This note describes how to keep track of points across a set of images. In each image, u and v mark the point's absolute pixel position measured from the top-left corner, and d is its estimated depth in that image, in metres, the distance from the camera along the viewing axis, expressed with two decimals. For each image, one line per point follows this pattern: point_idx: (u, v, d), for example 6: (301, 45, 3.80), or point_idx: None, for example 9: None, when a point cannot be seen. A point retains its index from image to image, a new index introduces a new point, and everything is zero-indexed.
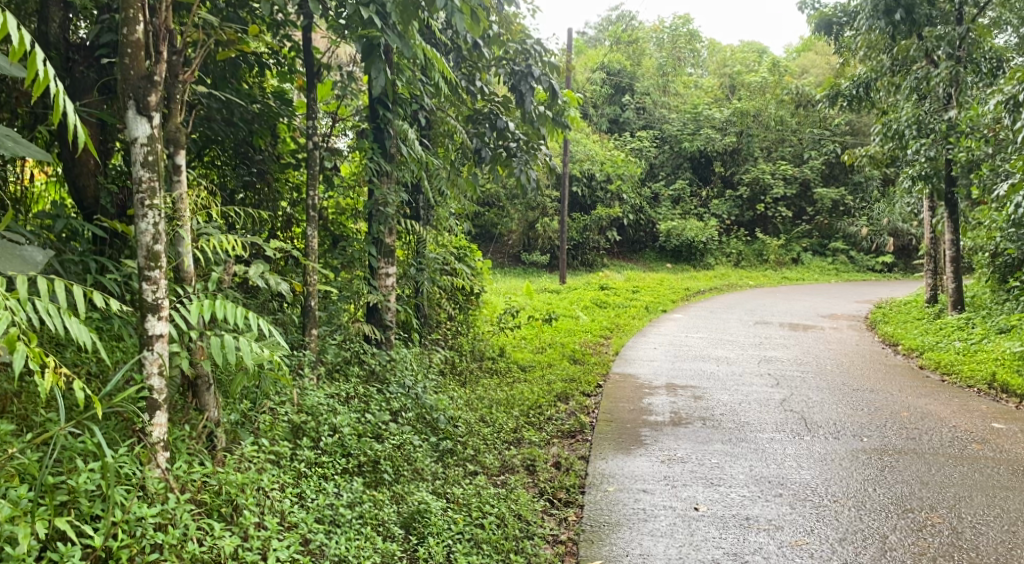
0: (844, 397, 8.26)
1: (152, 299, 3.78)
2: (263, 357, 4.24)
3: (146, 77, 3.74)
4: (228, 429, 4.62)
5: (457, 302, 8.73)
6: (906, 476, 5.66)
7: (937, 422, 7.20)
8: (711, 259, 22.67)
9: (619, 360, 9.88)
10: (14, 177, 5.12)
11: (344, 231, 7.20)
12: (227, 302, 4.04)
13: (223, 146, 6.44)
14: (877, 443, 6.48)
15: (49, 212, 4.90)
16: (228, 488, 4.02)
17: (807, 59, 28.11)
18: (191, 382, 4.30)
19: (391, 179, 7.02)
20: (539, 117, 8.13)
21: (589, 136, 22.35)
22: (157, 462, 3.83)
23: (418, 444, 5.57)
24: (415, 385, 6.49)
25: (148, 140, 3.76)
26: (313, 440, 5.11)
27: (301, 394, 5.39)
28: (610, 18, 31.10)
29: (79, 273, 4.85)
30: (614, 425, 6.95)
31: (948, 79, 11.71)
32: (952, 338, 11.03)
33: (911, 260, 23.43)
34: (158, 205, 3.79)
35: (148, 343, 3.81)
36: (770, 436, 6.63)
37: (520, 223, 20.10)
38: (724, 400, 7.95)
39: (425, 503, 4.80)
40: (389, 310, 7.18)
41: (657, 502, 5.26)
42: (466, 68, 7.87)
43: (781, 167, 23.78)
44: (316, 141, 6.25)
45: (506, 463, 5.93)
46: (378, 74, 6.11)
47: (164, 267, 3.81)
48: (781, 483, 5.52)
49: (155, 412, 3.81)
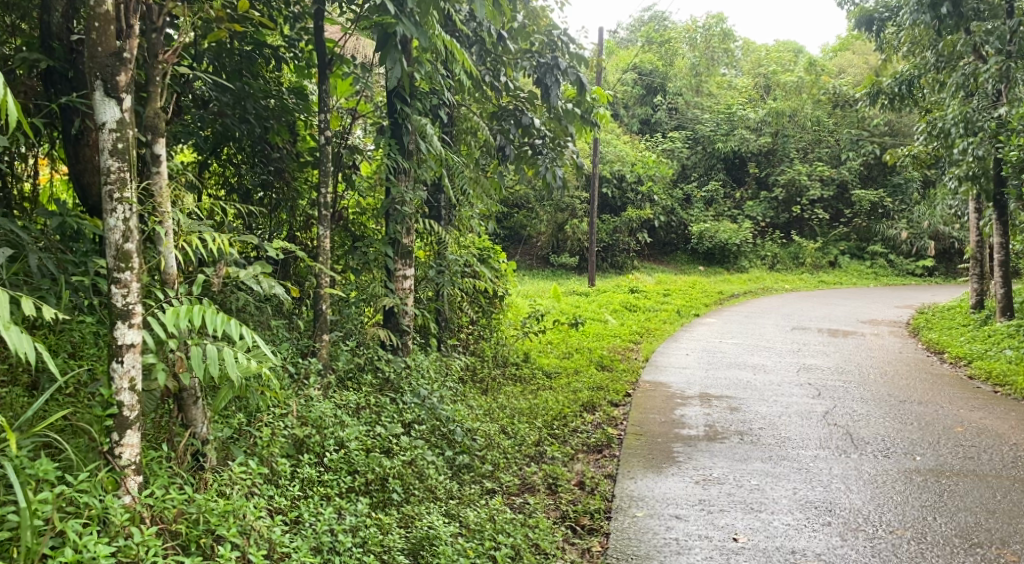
0: (891, 410, 7.71)
1: (122, 304, 3.41)
2: (252, 369, 3.81)
3: (116, 54, 3.38)
4: (219, 446, 4.23)
5: (479, 305, 8.32)
6: (970, 503, 5.14)
7: (996, 440, 6.64)
8: (744, 262, 22.04)
9: (649, 367, 9.40)
10: (27, 177, 4.99)
11: (364, 231, 6.71)
12: (206, 307, 3.59)
13: (239, 143, 6.05)
14: (932, 463, 5.96)
15: (53, 209, 4.47)
16: (209, 518, 3.63)
17: (843, 58, 27.34)
18: (176, 395, 3.93)
19: (408, 177, 6.58)
20: (568, 114, 7.63)
21: (619, 136, 21.98)
22: (126, 488, 3.47)
23: (431, 459, 5.15)
24: (431, 394, 6.02)
25: (118, 126, 3.39)
26: (317, 455, 4.73)
27: (305, 404, 4.97)
28: (642, 18, 30.62)
29: (81, 273, 4.44)
30: (645, 439, 6.47)
31: (998, 75, 11.03)
32: (1002, 346, 10.41)
33: (953, 265, 22.55)
34: (129, 198, 3.42)
35: (117, 354, 3.44)
36: (814, 453, 6.14)
37: (549, 225, 19.69)
38: (762, 412, 7.44)
39: (434, 529, 4.37)
40: (406, 313, 6.70)
41: (691, 531, 4.78)
42: (489, 63, 7.43)
43: (818, 168, 23.04)
44: (328, 136, 5.75)
45: (525, 480, 5.54)
46: (394, 64, 5.66)
47: (137, 268, 3.44)
48: (829, 510, 5.02)
49: (124, 432, 3.46)
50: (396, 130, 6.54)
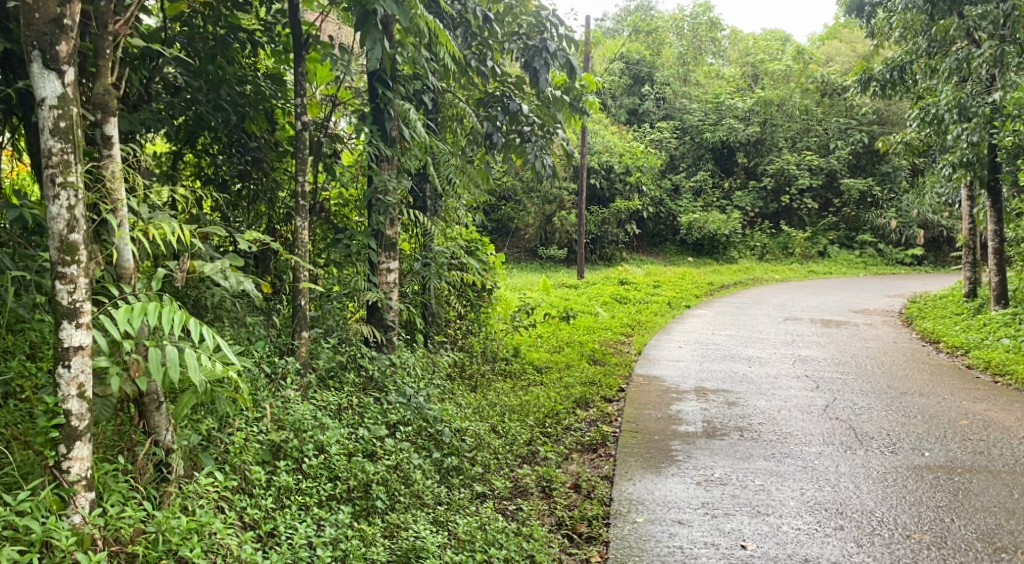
0: (891, 402, 7.45)
1: (68, 302, 3.10)
2: (217, 373, 3.46)
3: (55, 21, 3.06)
4: (187, 454, 3.92)
5: (467, 298, 8.00)
6: (987, 502, 4.88)
7: (1003, 433, 6.39)
8: (733, 252, 21.82)
9: (641, 360, 9.13)
10: None
11: (347, 224, 6.29)
12: (160, 305, 3.24)
13: (216, 133, 5.69)
14: (942, 459, 5.70)
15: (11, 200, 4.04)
16: (170, 537, 3.33)
17: (830, 45, 26.99)
18: (136, 400, 3.60)
19: (392, 165, 6.25)
20: (556, 101, 7.37)
21: (607, 127, 21.71)
22: (75, 507, 3.17)
23: (417, 463, 4.86)
24: (418, 393, 5.71)
25: (59, 102, 3.08)
26: (295, 460, 4.44)
27: (283, 406, 4.66)
28: (629, 6, 30.23)
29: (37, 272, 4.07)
30: (641, 437, 6.17)
31: (991, 59, 10.73)
32: (999, 335, 10.17)
33: (941, 253, 22.37)
34: (74, 182, 3.11)
35: (64, 357, 3.12)
36: (818, 450, 5.86)
37: (537, 217, 19.42)
38: (761, 406, 7.15)
39: (421, 539, 4.10)
40: (390, 309, 6.34)
41: (696, 537, 4.49)
42: (476, 47, 7.06)
43: (807, 158, 22.81)
44: (306, 122, 5.39)
45: (517, 483, 5.25)
46: (374, 45, 5.33)
47: (84, 262, 3.12)
48: (840, 513, 4.74)
49: (72, 444, 3.14)
50: (378, 115, 6.25)
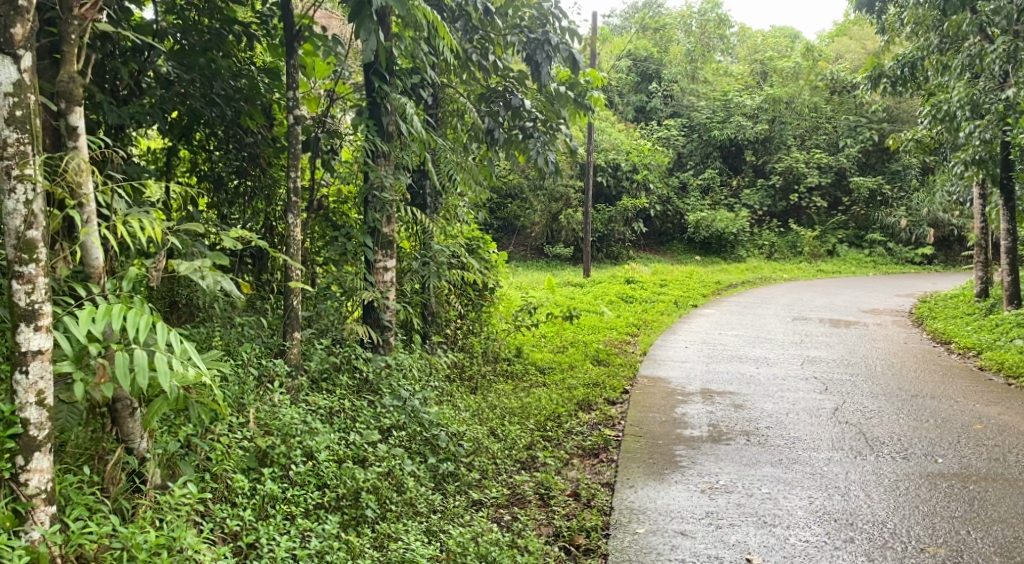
0: (903, 405, 7.24)
1: (26, 304, 2.96)
2: (192, 380, 3.31)
3: (9, 2, 2.90)
4: (163, 463, 3.76)
5: (468, 298, 7.81)
6: (1004, 513, 4.67)
7: (1019, 439, 6.17)
8: (741, 251, 21.52)
9: (646, 361, 8.91)
10: None
11: (347, 220, 6.17)
12: (128, 308, 3.09)
13: (212, 129, 5.51)
14: (956, 466, 5.48)
15: None
16: (137, 554, 3.20)
17: (840, 43, 26.67)
18: (109, 407, 3.48)
19: (390, 161, 6.05)
20: (560, 96, 7.07)
21: (614, 124, 21.47)
22: (34, 521, 3.03)
23: (410, 469, 4.67)
24: (413, 395, 5.51)
25: (15, 88, 2.92)
26: (282, 467, 4.26)
27: (270, 410, 4.47)
28: (636, 5, 29.98)
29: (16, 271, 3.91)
30: (644, 442, 5.97)
31: (1005, 55, 10.26)
32: (1012, 335, 9.92)
33: (952, 252, 22.09)
34: (31, 175, 2.97)
35: (22, 362, 2.98)
36: (828, 456, 5.65)
37: (543, 215, 19.21)
38: (768, 410, 6.94)
39: (411, 551, 3.91)
40: (387, 309, 6.13)
41: (699, 550, 4.30)
42: (478, 41, 6.90)
43: (816, 156, 22.54)
44: (298, 116, 5.17)
45: (515, 490, 5.06)
46: (368, 37, 5.12)
47: (43, 261, 2.99)
48: (850, 524, 4.54)
49: (31, 455, 3.00)
50: (376, 110, 5.98)
